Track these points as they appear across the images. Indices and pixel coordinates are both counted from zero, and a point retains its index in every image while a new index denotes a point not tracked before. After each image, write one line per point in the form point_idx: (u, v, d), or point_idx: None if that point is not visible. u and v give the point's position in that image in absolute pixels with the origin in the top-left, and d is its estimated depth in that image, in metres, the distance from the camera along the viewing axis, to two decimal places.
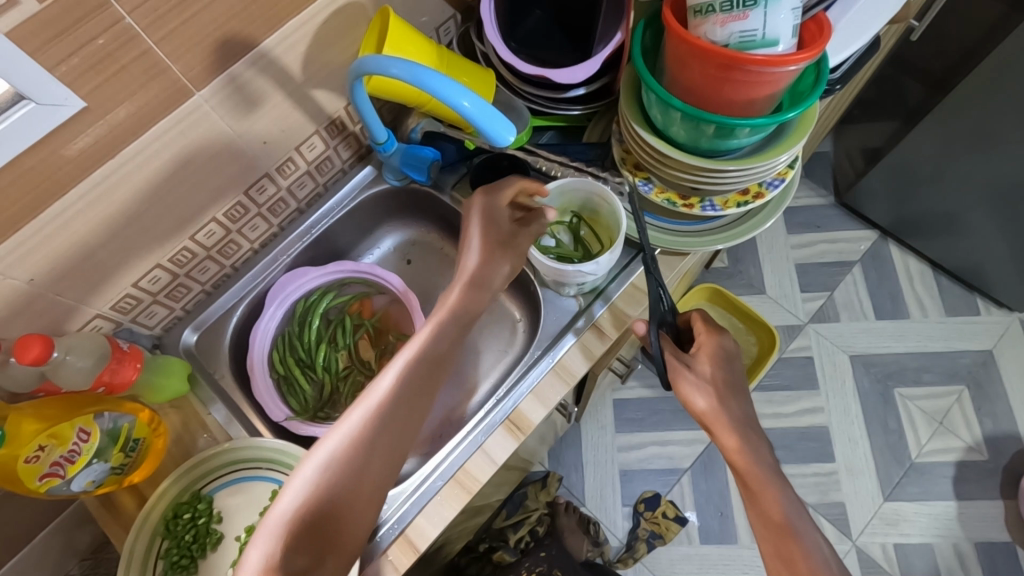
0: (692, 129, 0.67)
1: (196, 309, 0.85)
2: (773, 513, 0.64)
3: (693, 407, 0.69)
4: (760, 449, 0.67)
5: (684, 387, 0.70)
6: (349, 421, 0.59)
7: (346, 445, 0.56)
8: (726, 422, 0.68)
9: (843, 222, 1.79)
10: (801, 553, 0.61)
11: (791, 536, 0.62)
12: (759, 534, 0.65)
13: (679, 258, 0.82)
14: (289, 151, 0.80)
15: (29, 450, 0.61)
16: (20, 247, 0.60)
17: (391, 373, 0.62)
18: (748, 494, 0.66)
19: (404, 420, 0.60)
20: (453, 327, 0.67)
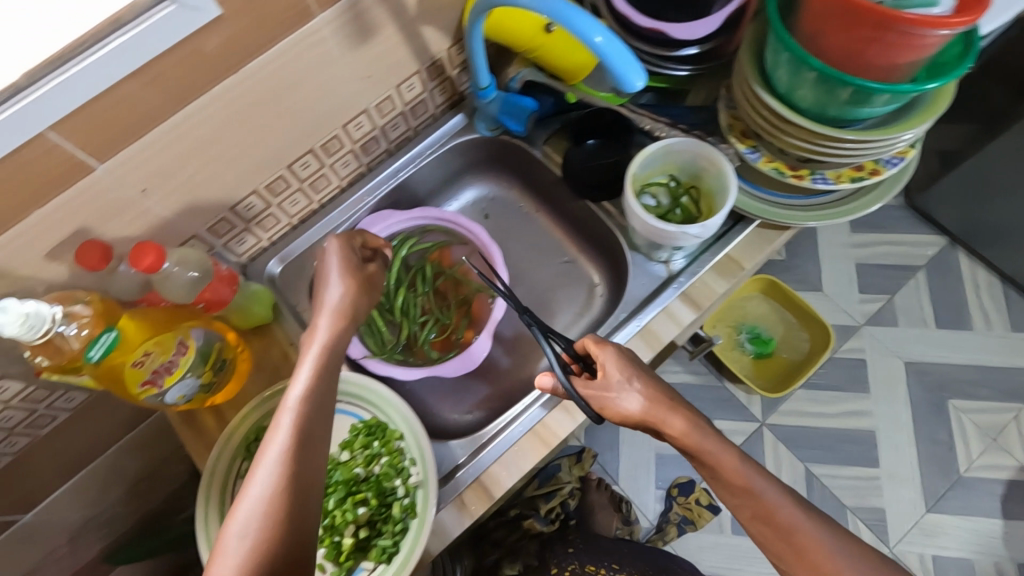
0: (823, 93, 0.64)
1: (281, 241, 0.86)
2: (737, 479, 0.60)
3: (632, 418, 0.64)
4: (701, 419, 0.63)
5: (616, 405, 0.65)
6: (275, 437, 0.54)
7: (259, 514, 0.49)
8: (663, 414, 0.63)
9: (911, 224, 1.72)
10: (777, 512, 0.58)
11: (763, 494, 0.59)
12: (733, 503, 0.60)
13: (778, 232, 0.79)
14: (391, 89, 0.79)
15: (136, 355, 0.61)
16: (138, 155, 0.60)
17: (281, 427, 0.54)
18: (709, 474, 0.61)
19: (312, 473, 0.53)
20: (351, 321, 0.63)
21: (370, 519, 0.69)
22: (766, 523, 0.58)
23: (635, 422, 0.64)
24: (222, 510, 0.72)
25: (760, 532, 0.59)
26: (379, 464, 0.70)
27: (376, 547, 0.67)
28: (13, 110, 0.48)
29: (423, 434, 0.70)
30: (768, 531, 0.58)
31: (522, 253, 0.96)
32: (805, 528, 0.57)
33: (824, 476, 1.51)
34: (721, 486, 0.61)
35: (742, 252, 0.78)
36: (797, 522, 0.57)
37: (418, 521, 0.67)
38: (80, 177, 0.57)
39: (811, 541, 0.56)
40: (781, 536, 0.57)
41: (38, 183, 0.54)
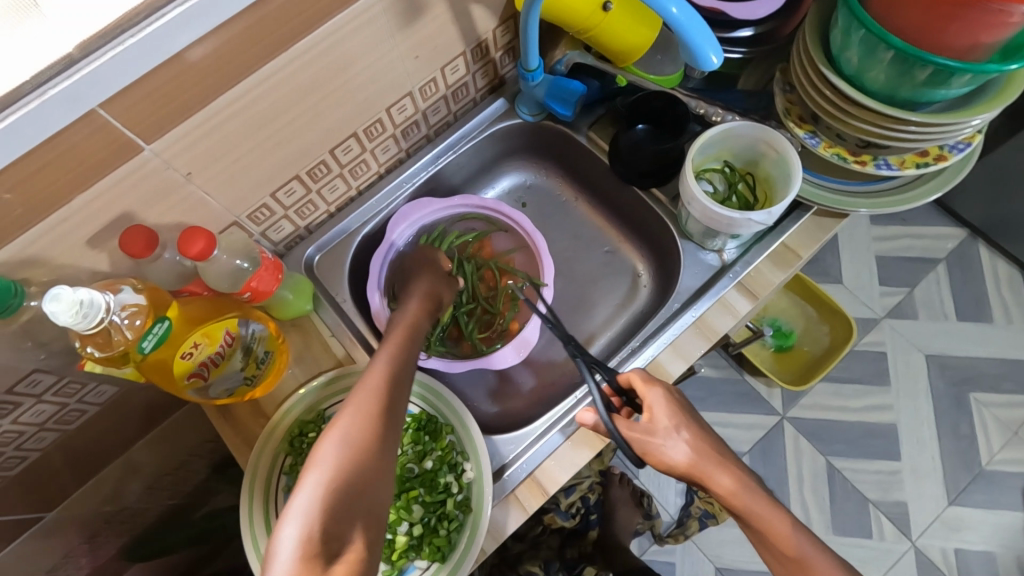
0: (898, 73, 0.61)
1: (318, 230, 0.83)
2: (786, 548, 0.60)
3: (679, 469, 0.63)
4: (750, 480, 0.63)
5: (662, 454, 0.64)
6: (352, 407, 0.57)
7: (359, 424, 0.55)
8: (711, 468, 0.63)
9: (932, 216, 1.71)
10: None
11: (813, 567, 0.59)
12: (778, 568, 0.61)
13: (836, 220, 0.76)
14: (435, 71, 0.76)
15: (185, 347, 0.58)
16: (185, 136, 0.57)
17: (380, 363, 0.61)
18: (754, 534, 0.62)
19: (401, 404, 0.59)
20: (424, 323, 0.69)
21: (423, 516, 0.67)
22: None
23: (679, 472, 0.64)
24: (266, 507, 0.69)
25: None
26: (431, 459, 0.68)
27: (429, 545, 0.65)
28: (66, 84, 0.45)
29: (477, 429, 0.68)
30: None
31: (563, 244, 0.93)
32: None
33: (846, 469, 1.50)
34: (765, 550, 0.62)
35: (798, 240, 0.76)
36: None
37: (473, 517, 0.65)
38: (127, 158, 0.54)
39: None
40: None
41: (86, 163, 0.52)
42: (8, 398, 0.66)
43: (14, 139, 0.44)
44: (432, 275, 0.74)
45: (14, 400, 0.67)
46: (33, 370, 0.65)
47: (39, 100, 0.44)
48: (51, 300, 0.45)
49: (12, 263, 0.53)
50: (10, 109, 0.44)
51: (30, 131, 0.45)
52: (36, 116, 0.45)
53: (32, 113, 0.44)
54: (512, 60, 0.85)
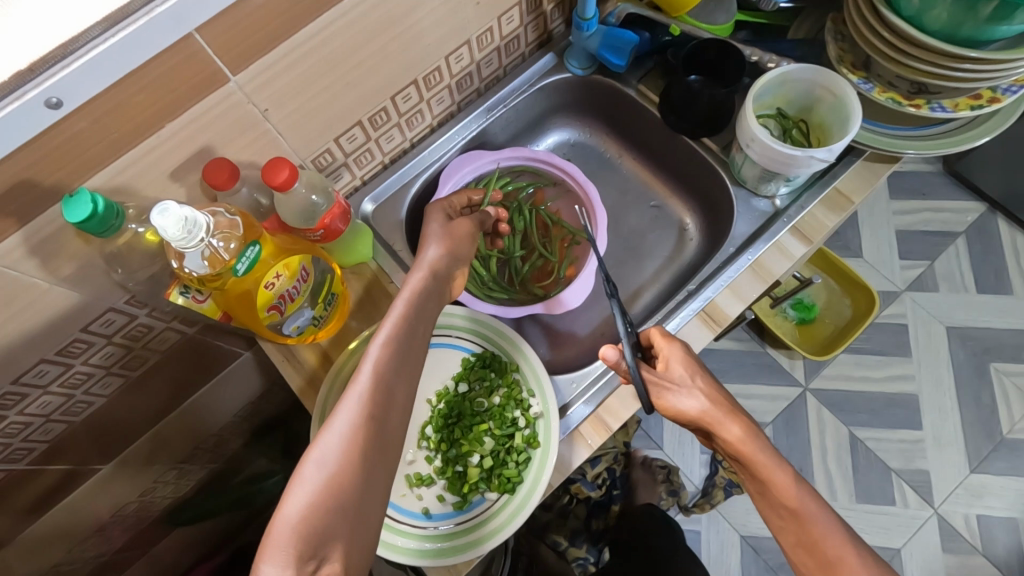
0: (961, 9, 0.62)
1: (372, 181, 0.84)
2: (786, 499, 0.61)
3: (688, 416, 0.65)
4: (759, 433, 0.64)
5: (674, 401, 0.65)
6: (336, 428, 0.51)
7: (342, 438, 0.51)
8: (721, 419, 0.64)
9: (951, 191, 1.72)
10: (823, 535, 0.59)
11: (808, 523, 0.60)
12: (777, 520, 0.62)
13: (887, 165, 0.77)
14: (492, 20, 0.77)
15: (268, 277, 0.59)
16: (266, 70, 0.58)
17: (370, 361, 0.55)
18: (757, 484, 0.63)
19: (393, 414, 0.54)
20: (421, 318, 0.61)
21: (493, 450, 0.68)
22: (810, 550, 0.60)
23: (687, 419, 0.65)
24: None
25: (801, 559, 0.60)
26: (498, 395, 0.70)
27: (497, 478, 0.67)
28: (173, 2, 0.46)
29: (540, 364, 0.69)
30: (811, 558, 0.59)
31: (610, 199, 0.95)
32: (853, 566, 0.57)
33: (869, 438, 1.52)
34: (768, 502, 0.63)
35: (850, 186, 0.77)
36: (846, 558, 0.58)
37: (541, 451, 0.66)
38: (213, 89, 0.56)
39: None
40: (824, 568, 0.58)
41: (178, 90, 0.53)
42: (83, 337, 0.67)
43: (122, 56, 0.46)
44: (441, 242, 0.67)
45: (87, 340, 0.68)
46: (108, 310, 0.66)
47: (147, 18, 0.45)
48: (160, 213, 0.47)
49: (103, 190, 0.55)
50: (120, 25, 0.45)
51: (138, 49, 0.46)
52: (143, 34, 0.46)
53: (140, 29, 0.45)
54: (562, 14, 0.86)
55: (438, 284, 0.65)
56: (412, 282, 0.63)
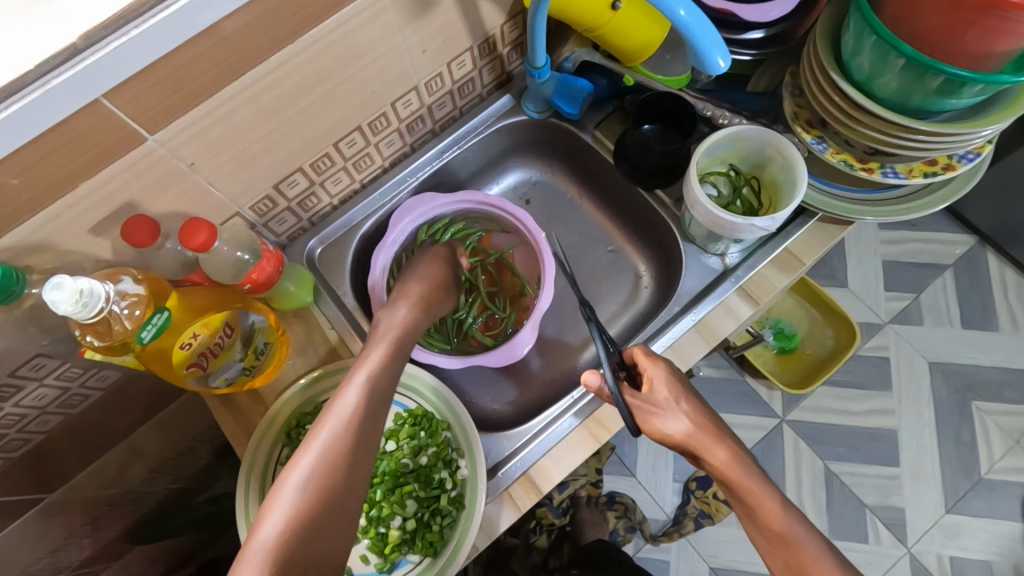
0: (909, 80, 0.61)
1: (321, 222, 0.83)
2: (773, 522, 0.58)
3: (675, 440, 0.63)
4: (744, 456, 0.62)
5: (661, 424, 0.64)
6: (288, 498, 0.51)
7: (319, 465, 0.52)
8: (709, 440, 0.62)
9: (940, 223, 1.63)
10: (811, 559, 0.55)
11: (795, 544, 0.56)
12: (764, 545, 0.58)
13: (840, 228, 0.75)
14: (441, 65, 0.75)
15: (185, 337, 0.60)
16: (189, 128, 0.57)
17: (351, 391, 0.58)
18: (743, 509, 0.61)
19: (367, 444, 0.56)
20: (388, 381, 0.61)
21: (417, 511, 0.67)
22: (797, 574, 0.56)
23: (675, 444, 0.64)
24: (261, 495, 0.70)
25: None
26: (426, 455, 0.69)
27: (422, 539, 0.66)
28: (71, 73, 0.44)
29: (471, 425, 0.68)
30: None
31: (568, 241, 0.93)
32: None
33: (844, 473, 1.46)
34: (755, 528, 0.60)
35: (801, 246, 0.75)
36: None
37: (466, 513, 0.65)
38: (130, 148, 0.54)
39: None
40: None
41: (90, 151, 0.52)
42: (11, 381, 0.65)
43: (19, 127, 0.44)
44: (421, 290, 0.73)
45: (16, 384, 0.66)
46: (36, 355, 0.65)
47: (44, 90, 0.44)
48: (53, 289, 0.49)
49: (16, 249, 0.54)
50: (15, 97, 0.44)
51: (35, 120, 0.45)
52: (41, 105, 0.44)
53: (37, 101, 0.44)
54: (520, 56, 0.85)
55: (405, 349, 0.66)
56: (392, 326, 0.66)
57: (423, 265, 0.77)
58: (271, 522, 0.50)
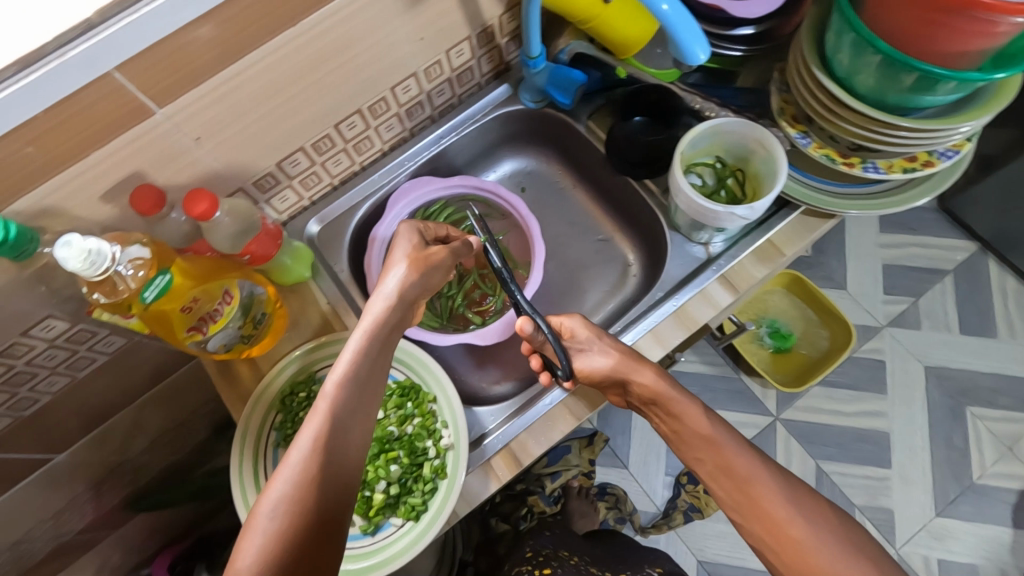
0: (886, 78, 0.63)
1: (321, 202, 0.86)
2: (699, 428, 0.69)
3: (599, 372, 0.70)
4: (669, 379, 0.71)
5: (588, 362, 0.71)
6: (262, 528, 0.49)
7: (301, 480, 0.51)
8: (634, 366, 0.70)
9: (941, 228, 1.63)
10: (732, 456, 0.66)
11: (721, 446, 0.67)
12: (695, 453, 0.69)
13: (822, 221, 0.77)
14: (439, 53, 0.78)
15: (185, 301, 0.64)
16: (194, 104, 0.60)
17: (328, 394, 0.57)
18: (674, 422, 0.72)
19: (348, 448, 0.55)
20: (361, 387, 0.59)
21: (401, 477, 0.71)
22: (725, 472, 0.66)
23: (602, 376, 0.70)
24: (255, 459, 0.73)
25: (719, 482, 0.67)
26: (412, 424, 0.73)
27: (405, 505, 0.69)
28: (85, 47, 0.48)
29: (455, 398, 0.72)
30: (727, 480, 0.66)
31: (561, 230, 0.96)
32: (762, 480, 0.64)
33: (834, 473, 1.46)
34: (683, 438, 0.71)
35: (783, 238, 0.77)
36: (755, 474, 0.65)
37: (447, 481, 0.68)
38: (138, 121, 0.58)
39: (761, 489, 0.64)
40: (738, 487, 0.65)
41: (102, 122, 0.55)
42: (23, 340, 0.69)
43: (36, 95, 0.48)
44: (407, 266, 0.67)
45: (28, 344, 0.70)
46: (47, 316, 0.69)
47: (59, 61, 0.47)
48: (62, 246, 0.53)
49: (30, 213, 0.57)
50: (33, 67, 0.47)
51: (50, 89, 0.48)
52: (56, 76, 0.48)
53: (52, 71, 0.47)
54: (518, 47, 0.87)
55: (383, 346, 0.63)
56: (372, 313, 0.63)
57: (409, 241, 0.69)
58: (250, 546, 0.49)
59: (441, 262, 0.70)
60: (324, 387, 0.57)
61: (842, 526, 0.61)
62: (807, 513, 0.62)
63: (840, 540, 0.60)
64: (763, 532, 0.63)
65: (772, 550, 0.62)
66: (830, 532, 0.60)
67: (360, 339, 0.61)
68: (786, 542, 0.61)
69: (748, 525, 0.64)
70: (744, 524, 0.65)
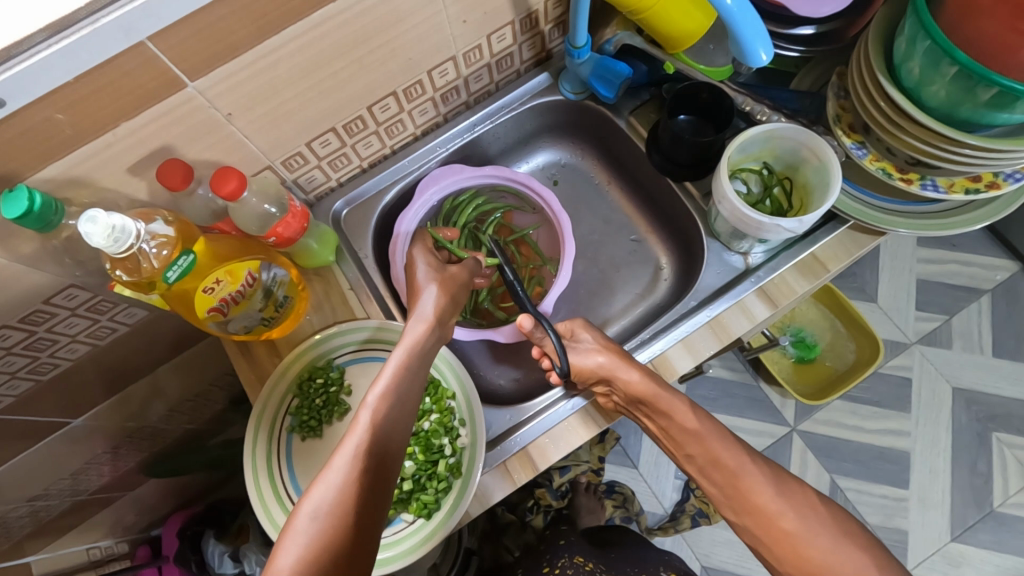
0: (960, 91, 0.58)
1: (349, 183, 0.85)
2: (688, 423, 0.67)
3: (589, 370, 0.68)
4: (656, 377, 0.68)
5: (581, 363, 0.69)
6: (303, 529, 0.48)
7: (342, 489, 0.50)
8: (628, 360, 0.68)
9: (983, 245, 1.56)
10: (722, 451, 0.65)
11: (709, 441, 0.66)
12: (685, 449, 0.68)
13: (871, 238, 0.73)
14: (481, 37, 0.75)
15: (208, 282, 0.62)
16: (226, 80, 0.58)
17: (369, 408, 0.56)
18: (661, 420, 0.68)
19: (389, 461, 0.54)
20: (403, 402, 0.58)
21: (415, 473, 0.69)
22: (715, 467, 0.65)
23: (592, 376, 0.68)
24: (269, 443, 0.72)
25: (710, 477, 0.66)
26: (429, 420, 0.71)
27: (417, 501, 0.67)
28: (119, 14, 0.46)
29: (475, 396, 0.71)
30: (719, 475, 0.65)
31: (590, 227, 0.93)
32: (752, 473, 0.63)
33: (850, 489, 1.42)
34: (672, 435, 0.69)
35: (829, 254, 0.73)
36: (744, 468, 0.64)
37: (462, 481, 0.67)
38: (171, 94, 0.56)
39: (752, 484, 0.62)
40: (728, 481, 0.64)
41: (133, 94, 0.53)
42: (45, 308, 0.68)
43: (67, 62, 0.46)
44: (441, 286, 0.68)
45: (50, 311, 0.69)
46: (71, 285, 0.68)
47: (92, 29, 0.45)
48: (86, 221, 0.51)
49: (56, 181, 0.56)
50: (65, 33, 0.45)
51: (83, 57, 0.47)
52: (89, 43, 0.46)
53: (84, 39, 0.46)
54: (561, 34, 0.84)
55: (424, 366, 0.62)
56: (415, 332, 0.63)
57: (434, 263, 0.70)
58: (286, 554, 0.47)
59: (463, 281, 0.71)
60: (367, 399, 0.57)
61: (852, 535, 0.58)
62: (799, 510, 0.60)
63: (836, 537, 0.58)
64: (756, 528, 0.62)
65: (767, 546, 0.61)
66: (826, 528, 0.59)
67: (403, 355, 0.61)
68: (779, 537, 0.60)
69: (746, 523, 0.62)
70: (739, 520, 0.64)
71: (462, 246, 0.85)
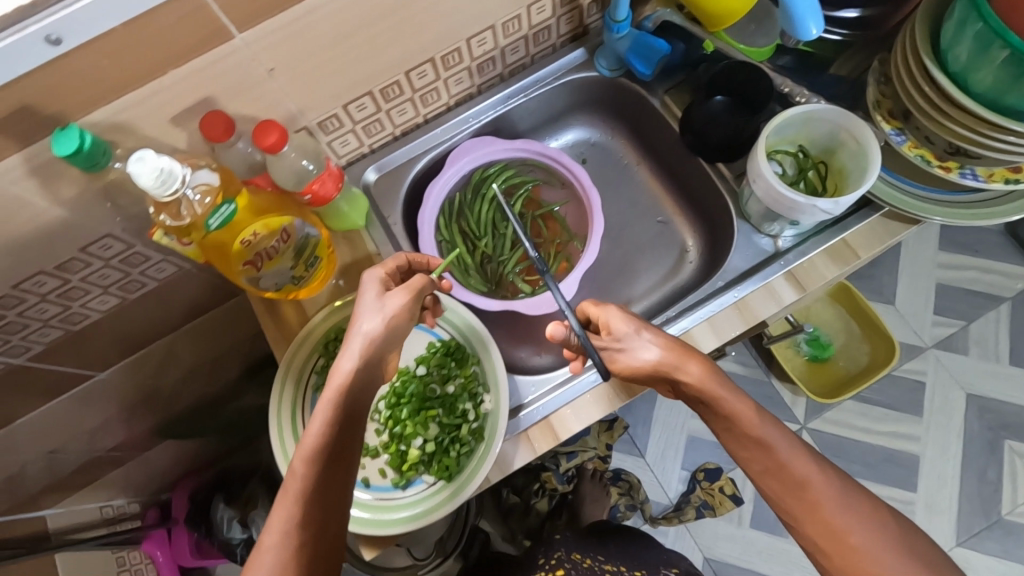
0: (1009, 76, 0.58)
1: (380, 150, 0.85)
2: (752, 428, 0.60)
3: (647, 370, 0.62)
4: (718, 370, 0.61)
5: (630, 357, 0.62)
6: None
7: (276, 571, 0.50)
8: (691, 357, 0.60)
9: (1006, 252, 1.55)
10: (787, 459, 0.59)
11: (775, 450, 0.59)
12: (741, 453, 0.61)
13: (904, 226, 0.73)
14: (521, 8, 0.75)
15: (245, 234, 0.63)
16: (272, 34, 0.59)
17: (300, 471, 0.53)
18: (718, 420, 0.62)
19: (329, 525, 0.53)
20: (338, 454, 0.55)
21: (438, 435, 0.71)
22: (774, 474, 0.59)
23: (650, 372, 0.62)
24: (294, 400, 0.73)
25: (767, 485, 0.60)
26: (454, 384, 0.73)
27: (438, 463, 0.69)
28: None
29: (500, 361, 0.71)
30: (777, 483, 0.59)
31: (617, 208, 0.93)
32: (816, 484, 0.58)
33: None
34: (728, 436, 0.62)
35: (859, 240, 0.73)
36: (810, 477, 0.58)
37: (484, 445, 0.67)
38: (219, 44, 0.56)
39: (818, 495, 0.58)
40: (791, 492, 0.59)
41: (182, 42, 0.54)
42: (81, 256, 0.70)
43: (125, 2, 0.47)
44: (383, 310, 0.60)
45: (85, 260, 0.71)
46: (106, 235, 0.69)
47: None
48: (136, 161, 0.53)
49: (102, 126, 0.57)
50: None
51: None
52: None
53: None
54: (600, 10, 0.83)
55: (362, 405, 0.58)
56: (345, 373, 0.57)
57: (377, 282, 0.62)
58: None
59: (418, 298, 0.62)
60: (295, 460, 0.54)
61: (871, 519, 0.58)
62: (863, 520, 0.57)
63: (895, 545, 0.57)
64: (816, 537, 0.58)
65: (824, 555, 0.58)
66: (888, 541, 0.57)
67: (332, 403, 0.56)
68: (845, 550, 0.57)
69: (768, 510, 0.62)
70: (795, 526, 0.60)
71: (491, 217, 0.86)
